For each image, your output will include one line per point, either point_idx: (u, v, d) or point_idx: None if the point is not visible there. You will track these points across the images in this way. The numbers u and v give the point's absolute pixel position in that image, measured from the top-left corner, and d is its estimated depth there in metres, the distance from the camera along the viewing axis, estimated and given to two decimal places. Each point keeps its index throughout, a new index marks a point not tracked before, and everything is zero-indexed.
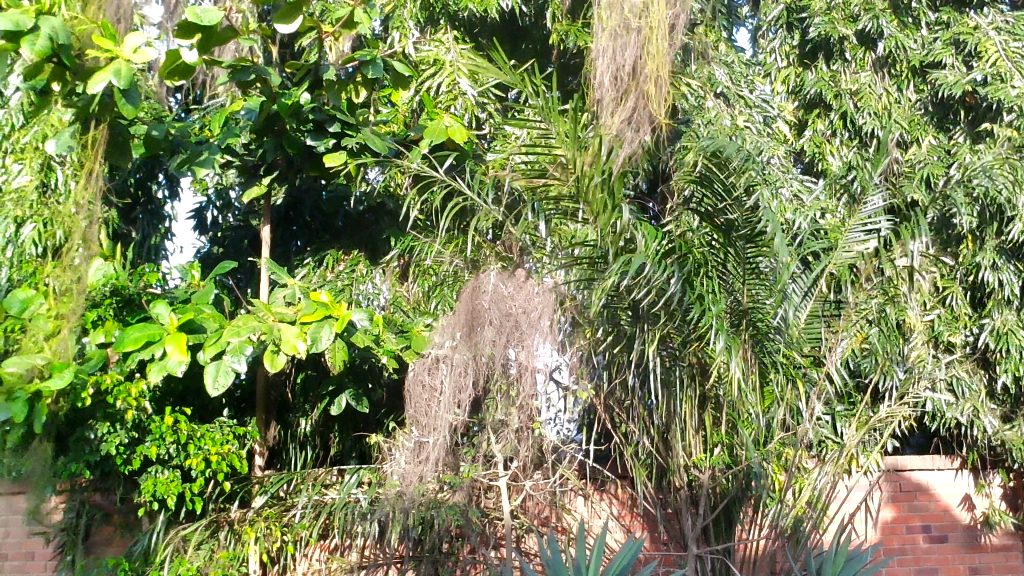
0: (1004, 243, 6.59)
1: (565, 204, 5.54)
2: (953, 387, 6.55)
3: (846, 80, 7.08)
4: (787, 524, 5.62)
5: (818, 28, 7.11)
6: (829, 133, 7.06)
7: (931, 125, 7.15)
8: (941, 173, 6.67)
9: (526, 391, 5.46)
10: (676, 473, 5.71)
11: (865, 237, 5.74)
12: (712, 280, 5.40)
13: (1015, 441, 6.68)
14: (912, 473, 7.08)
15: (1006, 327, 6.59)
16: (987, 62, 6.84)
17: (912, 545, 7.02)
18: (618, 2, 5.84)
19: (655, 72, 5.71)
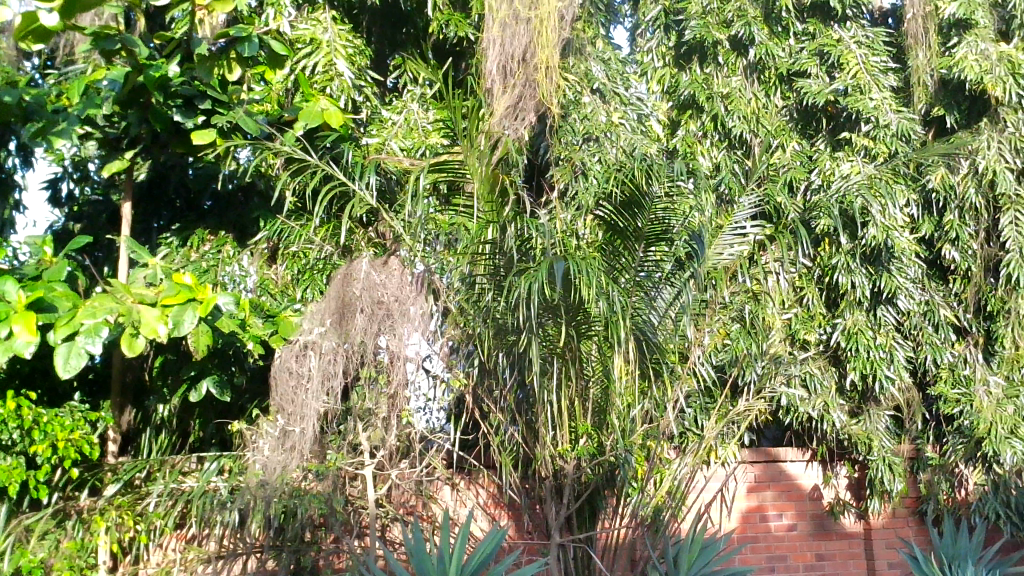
0: (857, 249, 6.88)
1: (460, 205, 5.74)
2: (806, 384, 6.87)
3: (718, 83, 7.26)
4: (646, 514, 5.96)
5: (694, 30, 7.25)
6: (700, 134, 7.23)
7: (795, 131, 7.47)
8: (803, 178, 6.99)
9: (397, 380, 5.45)
10: (543, 464, 5.82)
11: (734, 243, 5.98)
12: (599, 280, 5.31)
13: (860, 436, 7.03)
14: (784, 464, 7.45)
15: (857, 327, 6.92)
16: (849, 75, 7.28)
17: (765, 533, 7.35)
18: None
19: (543, 62, 6.06)
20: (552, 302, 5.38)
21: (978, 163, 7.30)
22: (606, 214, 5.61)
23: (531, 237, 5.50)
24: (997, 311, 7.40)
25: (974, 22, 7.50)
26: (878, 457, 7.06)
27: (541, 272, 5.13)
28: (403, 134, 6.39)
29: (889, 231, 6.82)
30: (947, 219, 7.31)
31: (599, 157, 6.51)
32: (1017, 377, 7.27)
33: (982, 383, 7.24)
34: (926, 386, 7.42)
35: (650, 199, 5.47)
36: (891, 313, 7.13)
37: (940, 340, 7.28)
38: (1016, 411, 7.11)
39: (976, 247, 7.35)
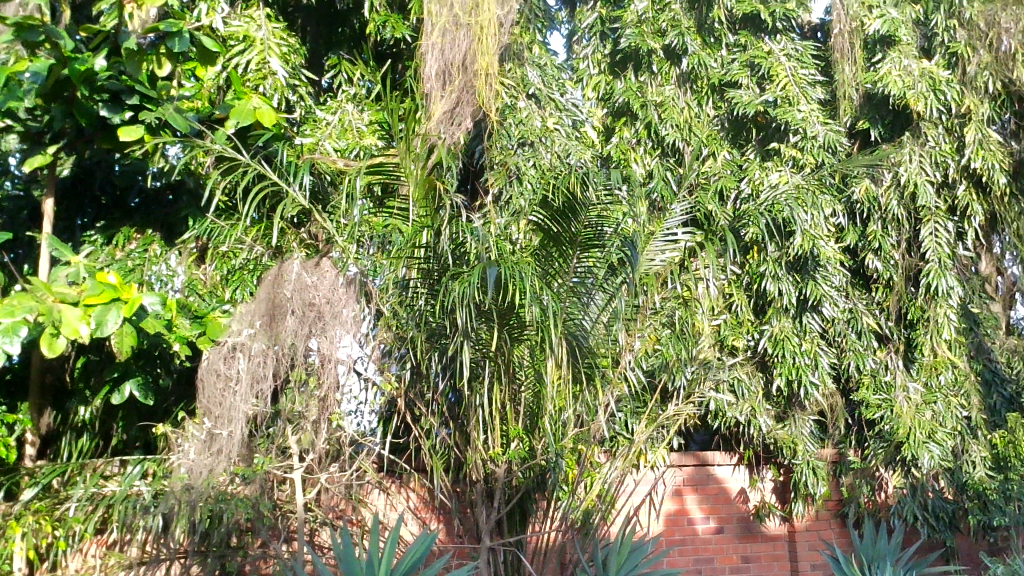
0: (784, 257, 7.05)
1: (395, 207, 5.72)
2: (735, 389, 7.02)
3: (651, 92, 7.36)
4: (577, 517, 5.99)
5: (629, 39, 7.34)
6: (634, 141, 7.30)
7: (726, 140, 7.60)
8: (733, 187, 7.15)
9: (328, 382, 5.41)
10: (474, 467, 5.78)
11: (665, 249, 6.04)
12: (531, 285, 5.33)
13: (785, 439, 7.24)
14: (713, 467, 7.57)
15: (784, 334, 7.07)
16: (778, 86, 7.44)
17: (692, 536, 7.45)
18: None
19: (483, 69, 6.10)
20: (485, 307, 5.42)
21: (900, 175, 7.55)
22: (540, 219, 5.63)
23: (466, 242, 5.48)
24: (917, 320, 7.66)
25: (898, 38, 7.71)
26: (802, 461, 7.25)
27: (474, 277, 5.16)
28: (338, 134, 6.34)
29: (815, 240, 6.98)
30: (871, 229, 7.53)
31: (533, 162, 6.54)
32: (935, 384, 7.52)
33: (901, 389, 7.46)
34: (849, 392, 7.60)
35: (584, 205, 5.51)
36: (817, 321, 7.32)
37: (863, 346, 7.46)
38: (933, 416, 7.39)
39: (897, 257, 7.57)
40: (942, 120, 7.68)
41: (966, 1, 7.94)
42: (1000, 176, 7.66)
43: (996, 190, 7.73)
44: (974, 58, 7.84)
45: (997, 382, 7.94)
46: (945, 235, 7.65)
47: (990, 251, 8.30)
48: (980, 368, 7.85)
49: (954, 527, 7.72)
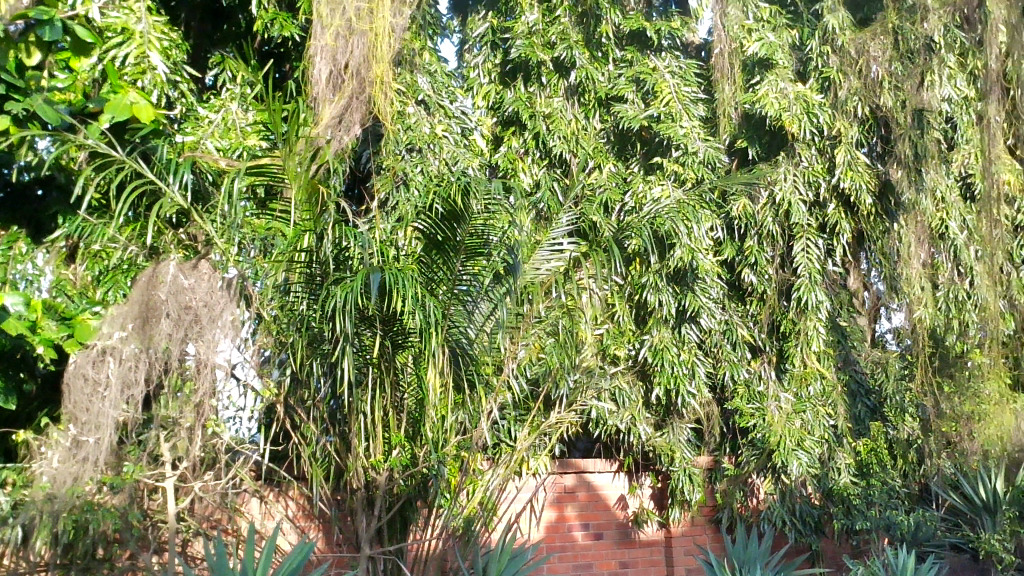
0: (664, 269, 7.20)
1: (277, 210, 5.65)
2: (616, 398, 7.10)
3: (540, 103, 7.46)
4: (457, 524, 6.03)
5: (519, 50, 7.43)
6: (522, 151, 7.39)
7: (611, 153, 7.74)
8: (617, 200, 7.34)
9: (204, 388, 5.23)
10: (354, 475, 5.75)
11: (551, 258, 6.24)
12: (415, 292, 5.31)
13: (663, 447, 7.39)
14: (588, 474, 7.66)
15: (663, 344, 7.24)
16: (662, 102, 7.66)
17: (572, 543, 7.54)
18: (340, 3, 6.07)
19: (377, 77, 6.09)
20: (368, 314, 5.43)
21: (775, 195, 7.93)
22: (424, 227, 5.67)
23: (349, 246, 5.43)
24: (789, 331, 7.99)
25: (774, 62, 8.02)
26: (679, 468, 7.45)
27: (357, 283, 5.15)
28: (220, 134, 6.21)
29: (694, 253, 7.22)
30: (748, 245, 7.84)
31: (421, 168, 6.55)
32: (804, 394, 7.86)
33: (772, 399, 7.81)
34: (724, 401, 7.84)
35: (466, 215, 5.59)
36: (694, 332, 7.51)
37: (737, 357, 7.75)
38: (802, 425, 7.72)
39: (771, 271, 7.90)
40: (815, 141, 8.02)
41: (838, 29, 8.32)
42: (866, 197, 8.06)
43: (862, 210, 8.14)
44: (844, 83, 8.20)
45: (862, 393, 8.32)
46: (816, 251, 7.98)
47: (858, 267, 8.69)
48: (846, 379, 8.25)
49: (820, 531, 8.08)
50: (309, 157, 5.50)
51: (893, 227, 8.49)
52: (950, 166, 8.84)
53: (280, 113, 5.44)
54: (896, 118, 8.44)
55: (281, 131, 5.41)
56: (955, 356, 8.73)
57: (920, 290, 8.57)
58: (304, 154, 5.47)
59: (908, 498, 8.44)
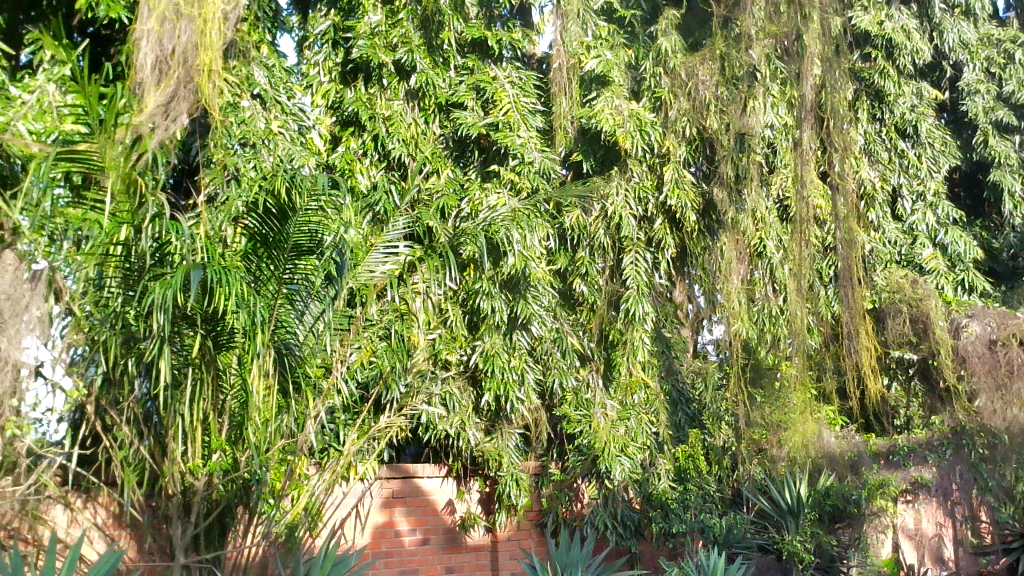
0: (497, 275, 7.26)
1: (90, 198, 5.22)
2: (446, 403, 7.20)
3: (380, 105, 7.39)
4: (280, 531, 5.88)
5: (361, 50, 7.29)
6: (360, 152, 7.31)
7: (449, 159, 7.80)
8: (454, 206, 7.34)
9: (4, 386, 4.86)
10: (171, 480, 5.47)
11: (386, 260, 6.17)
12: (241, 291, 5.18)
13: (491, 452, 7.50)
14: (419, 479, 7.65)
15: (493, 350, 7.31)
16: (500, 111, 7.76)
17: (398, 548, 7.53)
18: None
19: (205, 64, 5.88)
20: (190, 312, 5.23)
21: (607, 208, 8.16)
22: (251, 224, 5.52)
23: (171, 241, 5.25)
24: (616, 341, 8.24)
25: (610, 79, 8.26)
26: (507, 473, 7.55)
27: (176, 279, 4.93)
28: (34, 116, 5.78)
29: (527, 261, 7.29)
30: (580, 256, 8.09)
31: (254, 164, 6.37)
32: (629, 402, 8.12)
33: (599, 406, 7.98)
34: (552, 408, 8.00)
35: (293, 212, 5.51)
36: (525, 338, 7.63)
37: (566, 365, 7.93)
38: (626, 431, 7.99)
39: (600, 282, 8.16)
40: (645, 158, 8.36)
41: (670, 52, 8.76)
42: (690, 214, 8.54)
43: (686, 225, 8.60)
44: (674, 104, 8.63)
45: (682, 402, 8.80)
46: (644, 264, 8.28)
47: (683, 281, 9.13)
48: (668, 389, 8.69)
49: (639, 535, 8.36)
50: (127, 145, 5.22)
51: (713, 244, 9.00)
52: (768, 189, 9.44)
53: (97, 96, 5.08)
54: (720, 140, 8.87)
55: (95, 118, 5.07)
56: (768, 367, 9.23)
57: (738, 305, 9.01)
58: (121, 143, 5.21)
59: (722, 501, 8.87)
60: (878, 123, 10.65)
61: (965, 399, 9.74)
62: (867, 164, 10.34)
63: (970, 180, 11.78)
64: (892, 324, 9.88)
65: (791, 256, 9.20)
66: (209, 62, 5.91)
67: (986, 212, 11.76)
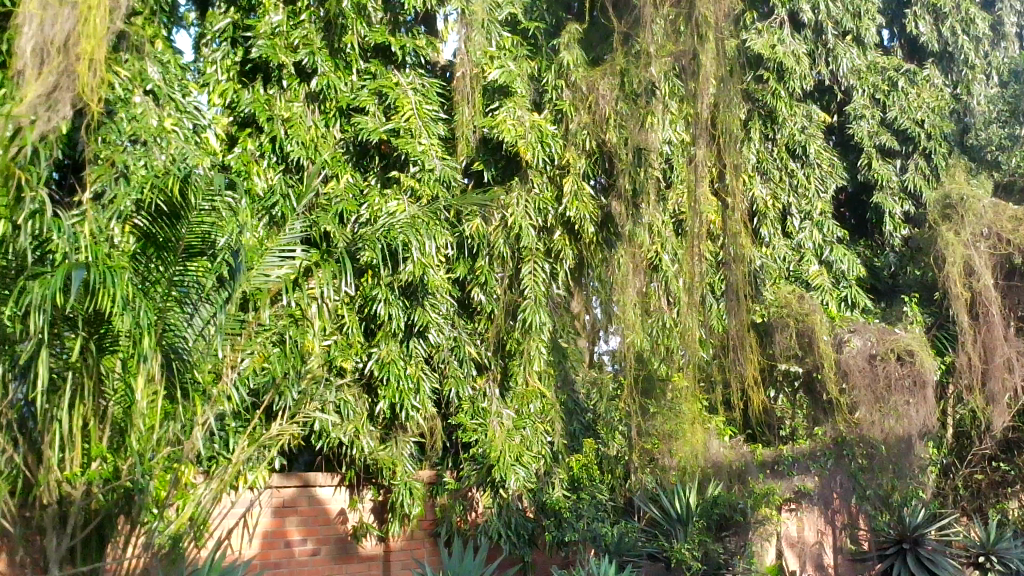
0: (395, 282, 7.24)
1: None
2: (340, 411, 7.13)
3: (279, 106, 7.29)
4: (163, 541, 5.59)
5: (261, 50, 7.16)
6: (258, 154, 7.18)
7: (349, 163, 7.72)
8: (353, 211, 7.27)
9: None
10: (45, 490, 5.17)
11: (281, 264, 6.07)
12: (127, 293, 5.02)
13: (385, 460, 7.44)
14: (316, 488, 7.57)
15: (390, 357, 7.28)
16: (403, 117, 7.71)
17: (287, 559, 7.38)
18: None
19: (89, 53, 5.60)
20: (72, 313, 5.05)
21: (507, 217, 8.12)
22: (142, 225, 5.39)
23: (51, 238, 5.12)
24: (514, 350, 8.31)
25: (513, 90, 8.34)
26: (400, 482, 7.49)
27: (57, 279, 4.74)
28: None
29: (426, 268, 7.22)
30: (479, 264, 8.02)
31: (145, 162, 6.09)
32: (525, 411, 8.24)
33: (495, 415, 8.04)
34: (448, 416, 8.01)
35: (185, 214, 5.41)
36: (422, 345, 7.58)
37: (463, 374, 7.90)
38: (521, 441, 8.11)
39: (499, 292, 8.14)
40: (546, 169, 8.44)
41: (572, 66, 8.91)
42: (588, 226, 8.68)
43: (584, 238, 8.74)
44: (575, 117, 8.77)
45: (577, 411, 9.18)
46: (542, 275, 8.31)
47: (581, 293, 9.36)
48: (564, 398, 8.96)
49: (532, 544, 8.45)
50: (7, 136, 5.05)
51: (610, 256, 9.14)
52: (665, 204, 9.68)
53: None
54: (618, 154, 9.02)
55: None
56: (660, 378, 9.34)
57: (633, 317, 9.15)
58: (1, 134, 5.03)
59: (614, 510, 9.02)
60: (770, 142, 11.01)
61: (845, 411, 10.12)
62: (759, 183, 10.74)
63: (855, 201, 12.29)
64: (780, 338, 10.22)
65: (683, 269, 9.37)
66: (94, 53, 5.66)
67: (869, 231, 12.25)
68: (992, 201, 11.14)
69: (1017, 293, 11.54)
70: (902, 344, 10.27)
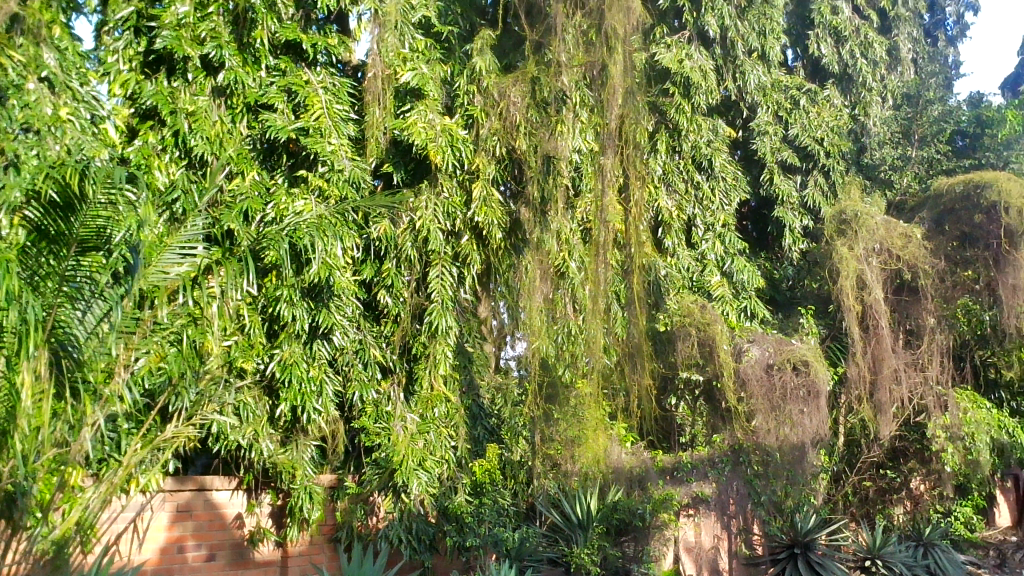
0: (300, 283, 7.12)
1: None
2: (239, 413, 6.97)
3: (183, 99, 7.11)
4: (45, 547, 5.22)
5: (165, 41, 6.96)
6: (159, 148, 6.99)
7: (256, 161, 7.58)
8: (258, 210, 7.17)
9: None
10: None
11: (180, 262, 5.89)
12: (13, 287, 4.81)
13: (284, 463, 7.31)
14: (213, 492, 7.42)
15: (292, 359, 7.16)
16: (312, 116, 7.62)
17: (180, 565, 7.15)
18: None
19: None
20: None
21: (415, 220, 8.11)
22: (34, 217, 5.13)
23: None
24: (420, 354, 8.28)
25: (425, 93, 8.30)
26: (299, 486, 7.36)
27: None
28: None
29: (331, 270, 7.14)
30: (386, 266, 8.01)
31: (38, 151, 5.80)
32: (429, 415, 8.19)
33: (399, 418, 8.01)
34: (351, 420, 7.99)
35: (81, 208, 5.20)
36: (326, 348, 7.51)
37: (367, 377, 7.89)
38: (424, 444, 8.05)
39: (405, 295, 8.14)
40: (455, 174, 8.41)
41: (484, 72, 8.93)
42: (497, 231, 8.66)
43: (492, 242, 8.73)
44: (485, 123, 8.76)
45: (482, 415, 9.31)
46: (449, 278, 8.30)
47: (488, 297, 9.52)
48: (469, 403, 9.13)
49: (433, 549, 8.41)
50: None
51: (517, 262, 9.30)
52: (574, 212, 9.69)
53: None
54: (527, 161, 9.09)
55: None
56: (563, 384, 9.35)
57: (539, 324, 9.20)
58: None
59: (516, 515, 9.09)
60: (677, 155, 11.22)
61: (743, 419, 10.33)
62: (665, 195, 11.01)
63: (757, 215, 12.68)
64: (682, 347, 10.34)
65: (589, 276, 9.41)
66: None
67: (769, 245, 12.68)
68: (884, 218, 11.63)
69: (904, 307, 12.00)
70: (797, 355, 10.58)
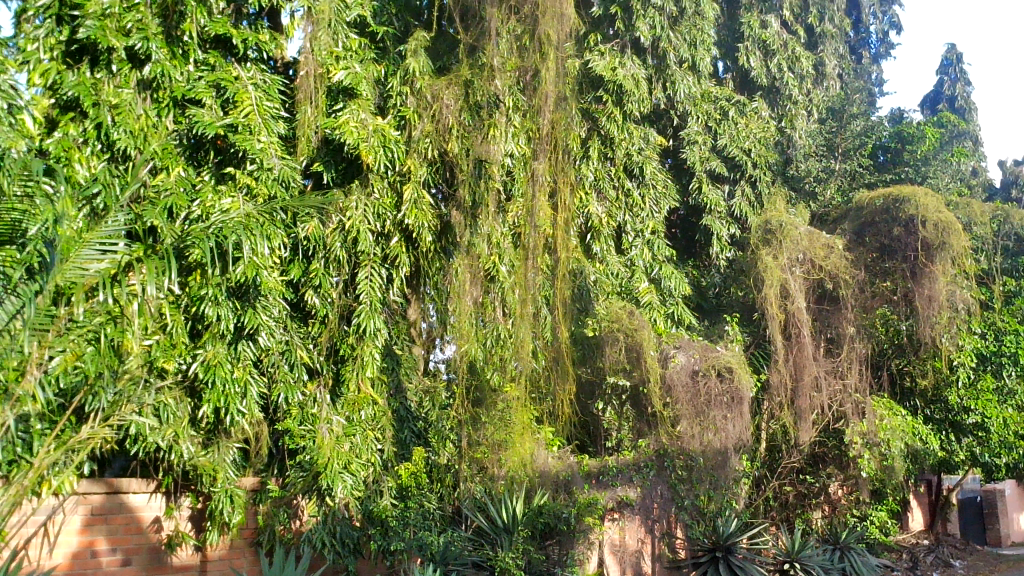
0: (227, 283, 6.96)
1: None
2: (159, 413, 6.84)
3: (107, 91, 6.91)
4: None
5: (89, 31, 6.75)
6: (81, 140, 6.77)
7: (182, 156, 7.40)
8: (183, 206, 7.03)
9: None
10: None
11: (100, 257, 5.68)
12: None
13: (205, 466, 7.19)
14: (128, 495, 7.21)
15: (215, 360, 7.02)
16: (241, 112, 7.46)
17: (94, 570, 6.90)
18: None
19: None
20: None
21: (344, 221, 8.03)
22: None
23: None
24: (347, 356, 8.20)
25: (358, 92, 8.25)
26: (220, 488, 7.27)
27: None
28: None
29: (258, 269, 7.00)
30: (315, 266, 7.91)
31: None
32: (355, 418, 8.20)
33: (325, 421, 7.95)
34: (276, 422, 7.91)
35: None
36: (251, 347, 7.35)
37: (294, 379, 7.80)
38: (350, 448, 8.08)
39: (333, 296, 8.06)
40: (387, 175, 8.36)
41: (417, 73, 8.86)
42: (427, 234, 8.63)
43: (422, 245, 8.69)
44: (418, 125, 8.73)
45: (408, 419, 9.26)
46: (378, 279, 8.28)
47: (417, 299, 9.52)
48: (396, 407, 9.09)
49: (357, 553, 8.37)
50: None
51: (447, 265, 9.32)
52: (505, 215, 9.60)
53: None
54: (459, 165, 9.05)
55: None
56: (491, 388, 9.40)
57: (467, 327, 9.20)
58: None
59: (442, 518, 9.07)
60: (609, 162, 11.33)
61: (668, 424, 10.51)
62: (595, 201, 11.12)
63: (686, 223, 12.88)
64: (610, 352, 10.42)
65: (519, 281, 9.46)
66: None
67: (696, 252, 12.91)
68: (808, 229, 11.92)
69: (825, 316, 12.21)
70: (721, 361, 10.79)
